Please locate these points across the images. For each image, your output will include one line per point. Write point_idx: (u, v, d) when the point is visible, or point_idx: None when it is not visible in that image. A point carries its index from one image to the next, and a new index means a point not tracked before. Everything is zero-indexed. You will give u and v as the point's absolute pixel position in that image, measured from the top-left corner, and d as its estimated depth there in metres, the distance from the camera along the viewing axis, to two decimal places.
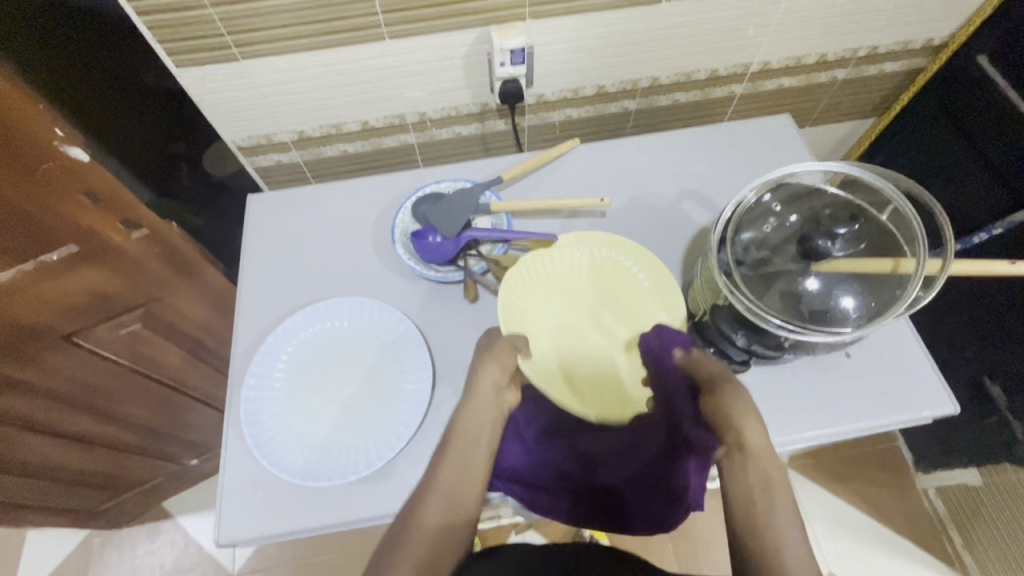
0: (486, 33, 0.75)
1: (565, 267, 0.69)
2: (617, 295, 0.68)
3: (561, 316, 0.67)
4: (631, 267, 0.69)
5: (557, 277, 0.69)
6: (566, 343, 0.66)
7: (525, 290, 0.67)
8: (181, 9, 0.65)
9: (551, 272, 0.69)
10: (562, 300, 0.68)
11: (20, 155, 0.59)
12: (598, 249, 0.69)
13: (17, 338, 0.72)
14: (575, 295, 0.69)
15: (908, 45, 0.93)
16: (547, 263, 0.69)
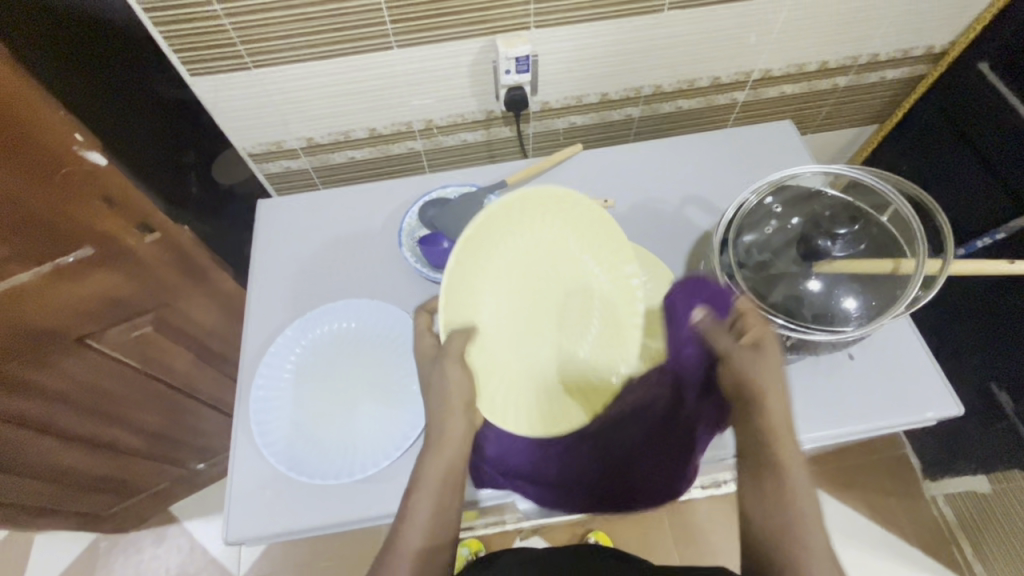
0: (491, 42, 0.77)
1: (500, 235, 0.53)
2: (555, 256, 0.57)
3: (498, 296, 0.55)
4: (564, 220, 0.56)
5: (491, 254, 0.53)
6: (509, 325, 0.56)
7: (464, 281, 0.52)
8: (196, 19, 0.67)
9: (484, 248, 0.52)
10: (500, 274, 0.54)
11: (42, 159, 0.61)
12: (532, 208, 0.54)
13: (31, 340, 0.73)
14: (510, 266, 0.55)
15: (907, 52, 0.94)
16: (481, 240, 0.51)
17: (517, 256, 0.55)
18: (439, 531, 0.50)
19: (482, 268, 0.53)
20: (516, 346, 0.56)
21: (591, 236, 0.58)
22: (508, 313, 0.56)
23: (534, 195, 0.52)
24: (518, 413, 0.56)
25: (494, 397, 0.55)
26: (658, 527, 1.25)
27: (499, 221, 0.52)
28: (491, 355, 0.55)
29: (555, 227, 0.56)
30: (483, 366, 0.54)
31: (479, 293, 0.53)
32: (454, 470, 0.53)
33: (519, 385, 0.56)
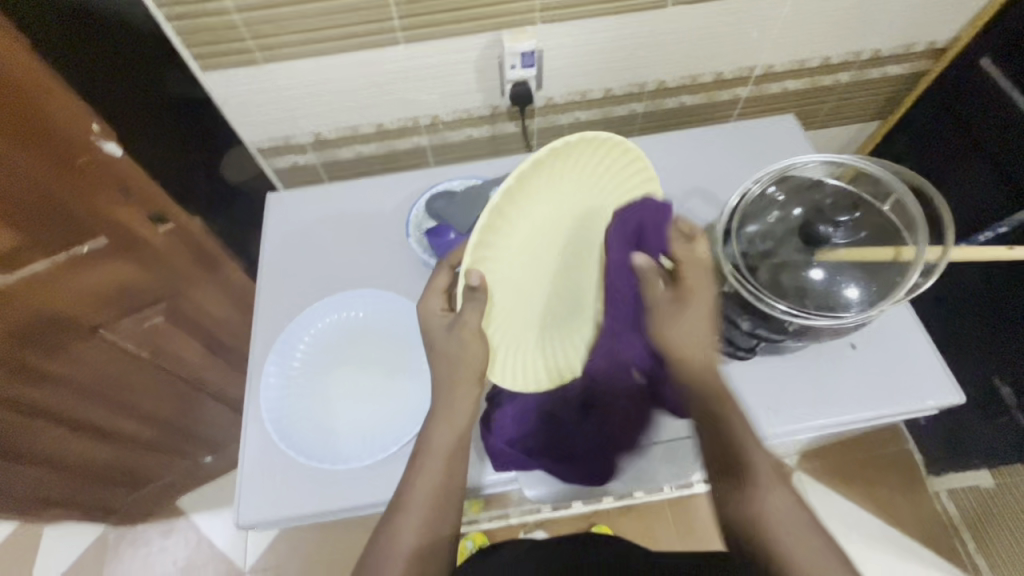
0: (498, 37, 0.78)
1: (533, 185, 0.56)
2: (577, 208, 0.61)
3: (520, 245, 0.58)
4: (594, 170, 0.59)
5: (522, 204, 0.56)
6: (524, 275, 0.59)
7: (495, 231, 0.54)
8: (209, 15, 0.68)
9: (518, 197, 0.55)
10: (528, 224, 0.57)
11: (58, 148, 0.64)
12: (566, 159, 0.56)
13: (48, 328, 0.75)
14: (538, 216, 0.58)
15: (909, 48, 0.95)
16: (516, 190, 0.54)
17: (546, 206, 0.58)
18: (433, 526, 0.50)
19: (512, 219, 0.55)
20: (524, 299, 0.61)
21: (614, 187, 0.62)
22: (524, 263, 0.59)
23: (575, 145, 0.55)
24: (514, 362, 0.61)
25: (498, 346, 0.59)
26: (662, 522, 1.26)
27: (537, 172, 0.55)
28: (504, 305, 0.58)
29: (583, 177, 0.59)
30: (494, 316, 0.58)
31: (507, 242, 0.56)
32: (450, 467, 0.52)
33: (518, 337, 0.61)
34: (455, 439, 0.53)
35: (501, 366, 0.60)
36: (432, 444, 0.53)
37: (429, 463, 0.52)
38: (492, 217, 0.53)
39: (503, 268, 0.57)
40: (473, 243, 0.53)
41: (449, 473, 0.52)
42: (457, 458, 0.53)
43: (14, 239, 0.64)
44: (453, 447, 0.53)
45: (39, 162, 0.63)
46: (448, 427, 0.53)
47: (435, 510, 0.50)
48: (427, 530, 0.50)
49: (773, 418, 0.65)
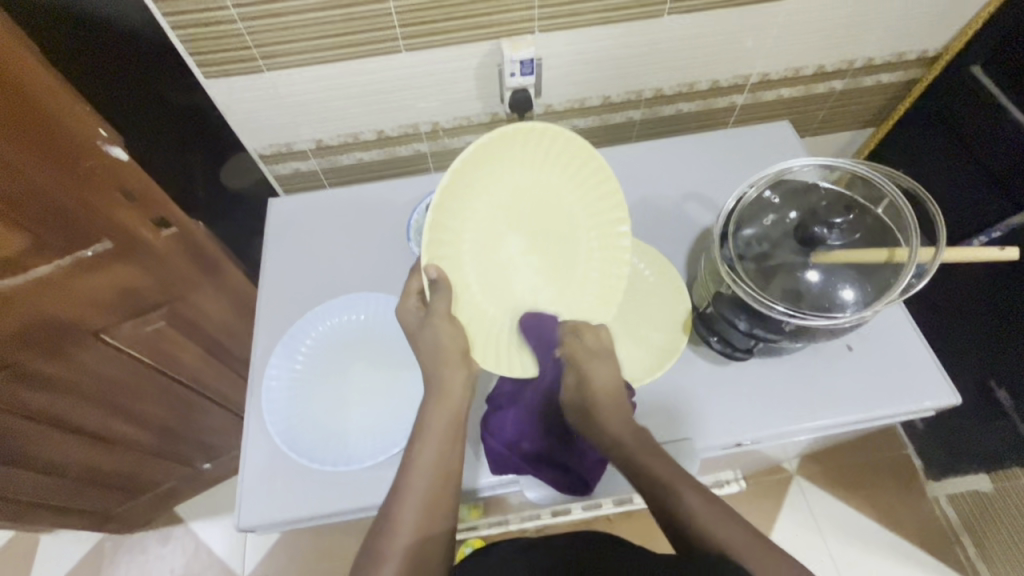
0: (497, 46, 0.79)
1: (474, 177, 0.58)
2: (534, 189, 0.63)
3: (478, 231, 0.60)
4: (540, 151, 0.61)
5: (468, 194, 0.58)
6: (490, 262, 0.62)
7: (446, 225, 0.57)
8: (213, 24, 0.69)
9: (463, 191, 0.57)
10: (481, 211, 0.60)
11: (66, 153, 0.65)
12: (500, 149, 0.58)
13: (50, 332, 0.75)
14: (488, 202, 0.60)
15: (902, 56, 0.97)
16: (457, 186, 0.57)
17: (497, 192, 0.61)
18: (431, 512, 0.52)
19: (463, 210, 0.58)
20: (498, 286, 0.62)
21: (572, 161, 0.63)
22: (489, 252, 0.61)
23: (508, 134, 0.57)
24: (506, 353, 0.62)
25: (479, 336, 0.61)
26: (662, 529, 1.25)
27: (472, 166, 0.57)
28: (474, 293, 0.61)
29: (529, 159, 0.61)
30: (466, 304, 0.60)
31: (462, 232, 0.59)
32: (445, 454, 0.55)
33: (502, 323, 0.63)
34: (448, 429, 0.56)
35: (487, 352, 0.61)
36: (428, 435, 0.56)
37: (426, 452, 0.55)
38: (450, 202, 0.57)
39: (464, 257, 0.60)
40: (427, 243, 0.55)
41: (444, 462, 0.54)
42: (452, 449, 0.56)
43: (19, 242, 0.65)
44: (447, 437, 0.56)
45: (46, 167, 0.63)
46: (442, 417, 0.57)
47: (435, 497, 0.53)
48: (426, 515, 0.52)
49: (771, 419, 0.65)
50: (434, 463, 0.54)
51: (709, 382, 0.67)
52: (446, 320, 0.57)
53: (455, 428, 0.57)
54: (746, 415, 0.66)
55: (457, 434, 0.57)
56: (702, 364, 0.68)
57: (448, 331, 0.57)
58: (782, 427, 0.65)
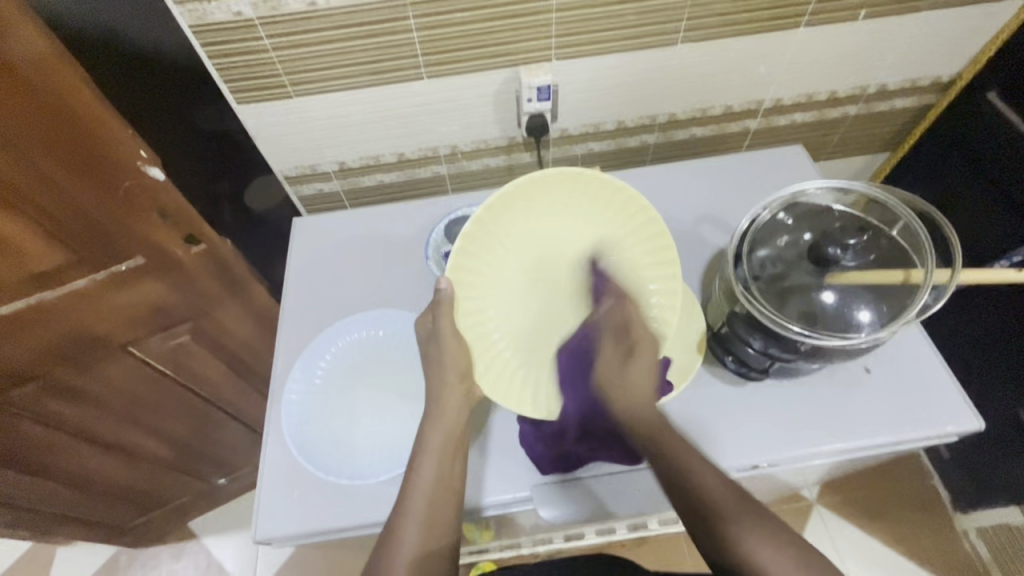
0: (515, 73, 0.82)
1: (501, 215, 0.61)
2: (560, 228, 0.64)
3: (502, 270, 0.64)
4: (567, 196, 0.62)
5: (497, 232, 0.62)
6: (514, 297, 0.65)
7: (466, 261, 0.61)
8: (244, 53, 0.73)
9: (491, 226, 0.61)
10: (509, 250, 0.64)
11: (107, 174, 0.68)
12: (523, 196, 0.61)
13: (82, 343, 0.79)
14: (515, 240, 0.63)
15: (915, 83, 0.98)
16: (490, 219, 0.60)
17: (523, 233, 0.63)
18: (433, 528, 0.55)
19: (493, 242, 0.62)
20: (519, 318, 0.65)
21: (600, 205, 0.64)
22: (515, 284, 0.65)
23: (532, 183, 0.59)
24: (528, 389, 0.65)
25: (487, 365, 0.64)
26: (679, 558, 1.22)
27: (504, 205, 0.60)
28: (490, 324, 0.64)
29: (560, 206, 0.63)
30: (476, 334, 0.64)
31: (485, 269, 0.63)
32: (445, 468, 0.58)
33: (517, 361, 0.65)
34: (447, 442, 0.60)
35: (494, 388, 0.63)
36: (430, 450, 0.59)
37: (428, 467, 0.58)
38: (473, 234, 0.60)
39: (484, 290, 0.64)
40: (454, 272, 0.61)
41: (444, 474, 0.58)
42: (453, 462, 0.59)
43: (58, 257, 0.69)
44: (447, 451, 0.59)
45: (87, 186, 0.67)
46: (440, 431, 0.60)
47: (437, 514, 0.56)
48: (428, 530, 0.55)
49: (789, 441, 0.65)
50: (435, 477, 0.57)
51: (723, 403, 0.67)
52: (451, 336, 0.62)
53: (453, 441, 0.60)
54: (761, 436, 0.65)
55: (455, 447, 0.60)
56: (714, 384, 0.68)
57: (452, 348, 0.61)
58: (799, 450, 0.64)
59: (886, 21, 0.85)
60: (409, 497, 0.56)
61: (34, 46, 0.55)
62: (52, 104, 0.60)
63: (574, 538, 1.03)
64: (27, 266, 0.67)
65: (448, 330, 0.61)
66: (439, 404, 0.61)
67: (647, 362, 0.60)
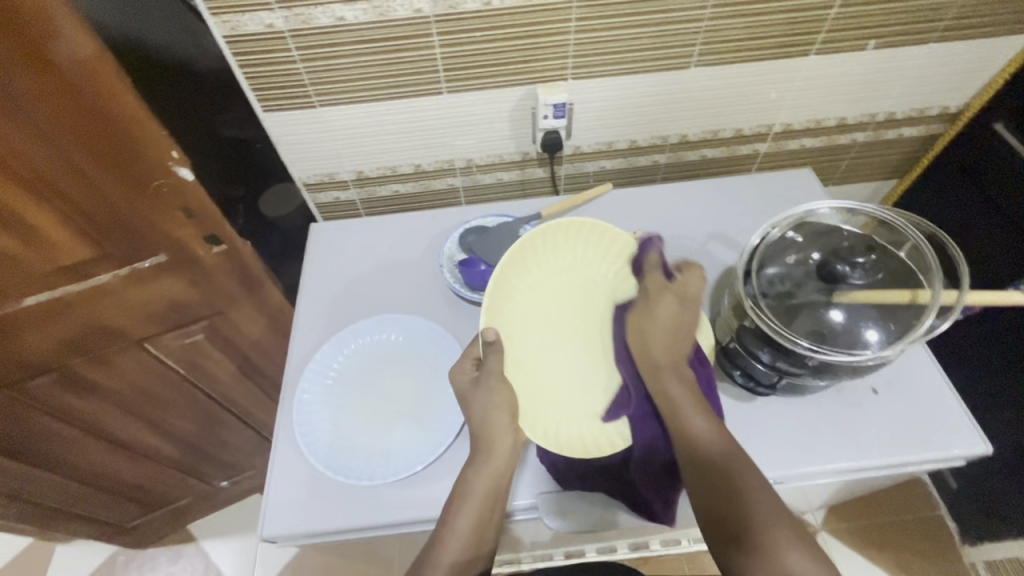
0: (532, 91, 0.85)
1: (510, 284, 0.66)
2: (568, 282, 0.69)
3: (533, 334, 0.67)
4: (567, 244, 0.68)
5: (513, 299, 0.66)
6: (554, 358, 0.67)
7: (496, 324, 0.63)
8: (273, 64, 0.76)
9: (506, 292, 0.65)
10: (526, 310, 0.67)
11: (139, 172, 0.70)
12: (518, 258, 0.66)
13: (99, 338, 0.81)
14: (532, 303, 0.67)
15: (923, 112, 1.00)
16: (501, 288, 0.65)
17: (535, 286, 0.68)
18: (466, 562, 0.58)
19: (512, 296, 0.66)
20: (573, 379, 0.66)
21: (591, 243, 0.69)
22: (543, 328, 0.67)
23: (524, 245, 0.66)
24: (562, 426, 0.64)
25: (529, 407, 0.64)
26: None
27: (507, 276, 0.65)
28: (534, 377, 0.65)
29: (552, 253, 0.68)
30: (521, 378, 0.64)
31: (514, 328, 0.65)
32: (479, 505, 0.59)
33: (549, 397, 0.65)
34: (490, 489, 0.61)
35: (534, 423, 0.63)
36: (473, 494, 0.60)
37: (469, 512, 0.59)
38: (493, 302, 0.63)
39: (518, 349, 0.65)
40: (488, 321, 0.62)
41: (484, 514, 0.60)
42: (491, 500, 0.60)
43: (85, 250, 0.72)
44: (490, 496, 0.60)
45: (119, 182, 0.70)
46: (485, 474, 0.61)
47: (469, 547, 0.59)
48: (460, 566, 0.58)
49: (794, 458, 0.65)
50: (472, 522, 0.59)
51: (731, 417, 0.67)
52: (500, 380, 0.62)
53: (497, 484, 0.61)
54: (767, 452, 0.65)
55: (498, 489, 0.61)
56: (725, 399, 0.69)
57: (497, 390, 0.62)
58: (805, 467, 0.64)
59: (894, 51, 0.87)
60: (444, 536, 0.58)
61: (81, 49, 0.59)
62: (85, 102, 0.62)
63: (576, 554, 1.02)
64: (55, 259, 0.70)
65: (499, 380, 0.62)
66: (489, 447, 0.62)
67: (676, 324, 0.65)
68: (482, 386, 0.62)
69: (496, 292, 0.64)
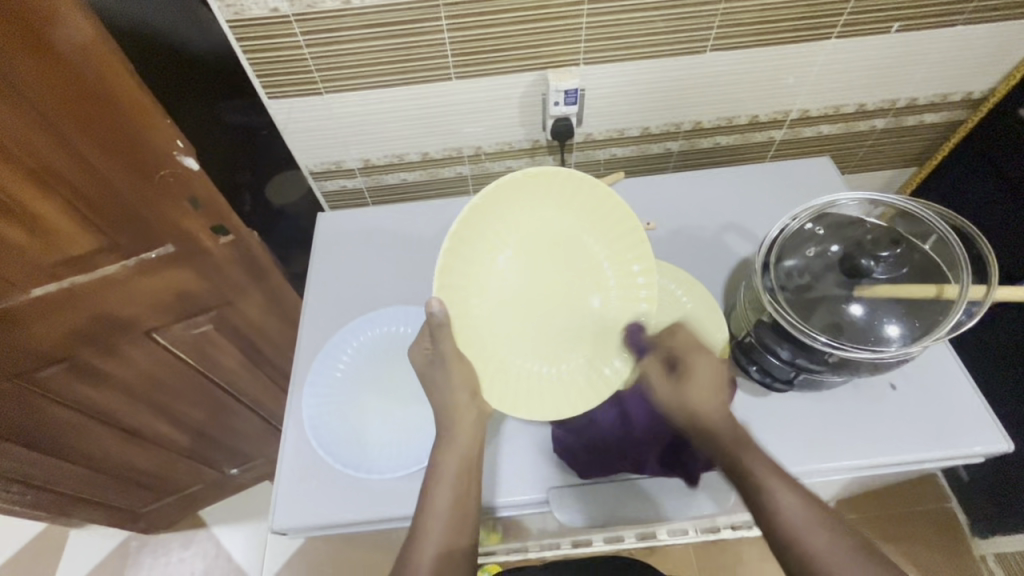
0: (543, 77, 0.83)
1: (472, 235, 0.61)
2: (535, 235, 0.65)
3: (499, 298, 0.64)
4: (538, 195, 0.62)
5: (466, 270, 0.61)
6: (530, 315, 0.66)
7: (450, 287, 0.60)
8: (279, 50, 0.74)
9: (464, 244, 0.60)
10: (485, 264, 0.63)
11: (144, 162, 0.70)
12: (484, 209, 0.60)
13: (106, 329, 0.81)
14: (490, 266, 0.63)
15: (945, 98, 0.97)
16: (462, 243, 0.60)
17: (498, 238, 0.63)
18: (452, 539, 0.56)
19: (472, 250, 0.61)
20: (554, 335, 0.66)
21: (566, 197, 0.64)
22: (506, 284, 0.64)
23: (469, 216, 0.59)
24: (520, 392, 0.64)
25: (494, 379, 0.63)
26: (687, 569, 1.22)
27: (469, 229, 0.60)
28: (489, 341, 0.63)
29: (524, 203, 0.63)
30: (476, 347, 0.62)
31: (470, 288, 0.62)
32: (460, 488, 0.58)
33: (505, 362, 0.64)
34: (463, 465, 0.59)
35: (494, 390, 0.62)
36: (444, 474, 0.58)
37: (443, 493, 0.57)
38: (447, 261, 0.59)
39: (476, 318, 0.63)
40: (439, 283, 0.59)
41: (459, 501, 0.57)
42: (470, 476, 0.59)
43: (92, 240, 0.72)
44: (461, 479, 0.58)
45: (125, 173, 0.69)
46: (455, 454, 0.59)
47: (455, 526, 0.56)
48: (444, 544, 0.55)
49: (809, 455, 0.64)
50: (451, 499, 0.57)
51: (745, 413, 0.66)
52: (454, 357, 0.59)
53: (467, 467, 0.59)
54: (782, 450, 0.64)
55: (469, 473, 0.59)
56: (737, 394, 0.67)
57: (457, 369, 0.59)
58: (819, 463, 0.63)
59: (917, 35, 0.84)
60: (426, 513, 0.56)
61: (84, 33, 0.57)
62: (90, 89, 0.61)
63: (584, 544, 1.02)
64: (62, 250, 0.70)
65: (450, 355, 0.59)
66: (455, 428, 0.60)
67: (716, 386, 0.59)
68: (438, 364, 0.60)
69: (455, 249, 0.59)
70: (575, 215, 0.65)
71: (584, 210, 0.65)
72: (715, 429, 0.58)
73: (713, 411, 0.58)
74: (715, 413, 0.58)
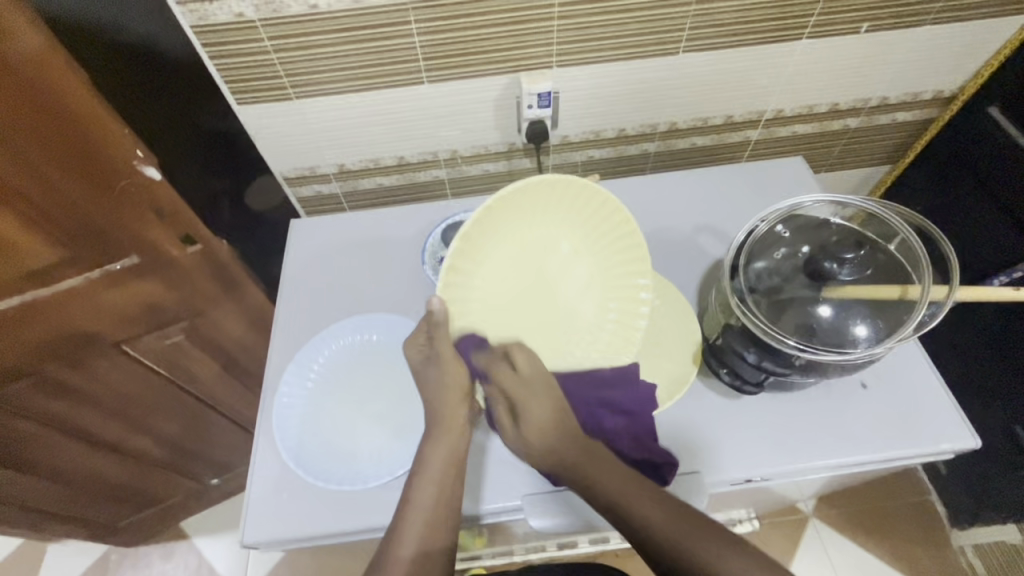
0: (515, 79, 0.82)
1: (485, 238, 0.59)
2: (548, 245, 0.64)
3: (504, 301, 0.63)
4: (557, 205, 0.62)
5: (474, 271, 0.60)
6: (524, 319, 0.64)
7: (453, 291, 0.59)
8: (246, 55, 0.73)
9: (477, 247, 0.59)
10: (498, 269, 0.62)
11: (104, 172, 0.69)
12: (500, 214, 0.58)
13: (73, 342, 0.79)
14: (495, 269, 0.61)
15: (917, 96, 0.98)
16: (476, 245, 0.58)
17: (512, 248, 0.62)
18: (431, 537, 0.55)
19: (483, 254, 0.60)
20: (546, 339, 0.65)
21: (581, 209, 0.63)
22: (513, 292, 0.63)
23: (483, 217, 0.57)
24: None
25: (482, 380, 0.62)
26: None
27: (484, 233, 0.58)
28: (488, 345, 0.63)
29: (541, 212, 0.62)
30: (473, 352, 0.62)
31: (479, 292, 0.61)
32: (444, 485, 0.58)
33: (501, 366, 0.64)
34: (447, 462, 0.59)
35: (485, 393, 0.62)
36: (428, 470, 0.58)
37: (424, 487, 0.57)
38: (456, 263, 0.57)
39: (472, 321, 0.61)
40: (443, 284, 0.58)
41: (444, 494, 0.57)
42: (455, 472, 0.59)
43: (54, 255, 0.70)
44: (447, 476, 0.58)
45: (84, 185, 0.68)
46: (442, 450, 0.59)
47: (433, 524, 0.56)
48: (423, 543, 0.55)
49: (783, 455, 0.64)
50: (434, 495, 0.57)
51: (718, 414, 0.67)
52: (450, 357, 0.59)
53: (453, 462, 0.59)
54: (756, 451, 0.64)
55: (456, 466, 0.59)
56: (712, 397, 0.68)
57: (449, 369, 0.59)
58: (792, 463, 0.63)
59: (886, 35, 0.85)
60: (407, 510, 0.56)
61: (35, 47, 0.57)
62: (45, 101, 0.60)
63: (568, 546, 1.02)
64: (21, 265, 0.68)
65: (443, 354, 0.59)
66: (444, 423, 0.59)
67: (551, 417, 0.58)
68: (433, 360, 0.60)
69: (467, 253, 0.58)
70: (586, 227, 0.65)
71: (589, 220, 0.64)
72: (563, 461, 0.57)
73: (549, 434, 0.58)
74: (554, 439, 0.58)
